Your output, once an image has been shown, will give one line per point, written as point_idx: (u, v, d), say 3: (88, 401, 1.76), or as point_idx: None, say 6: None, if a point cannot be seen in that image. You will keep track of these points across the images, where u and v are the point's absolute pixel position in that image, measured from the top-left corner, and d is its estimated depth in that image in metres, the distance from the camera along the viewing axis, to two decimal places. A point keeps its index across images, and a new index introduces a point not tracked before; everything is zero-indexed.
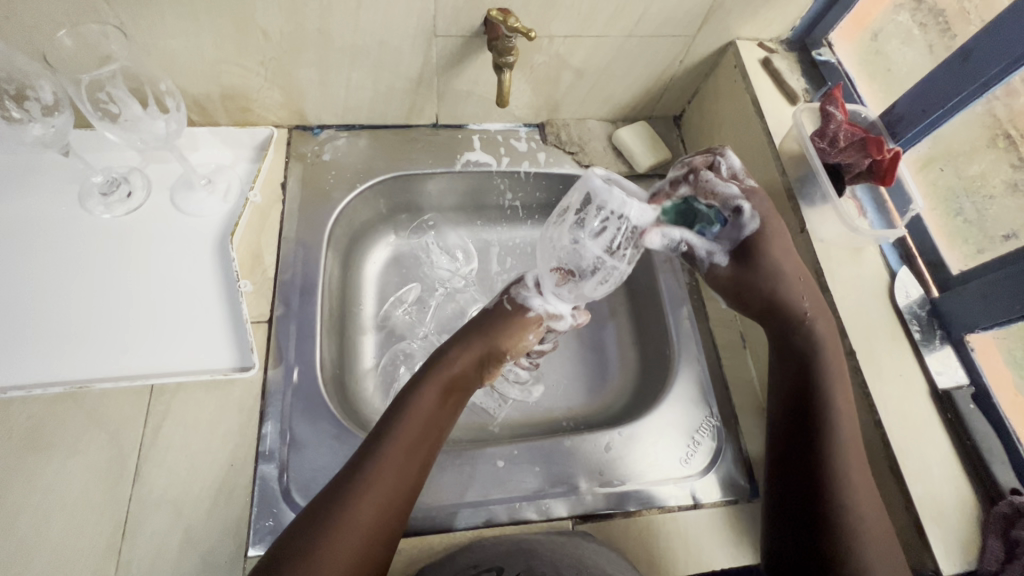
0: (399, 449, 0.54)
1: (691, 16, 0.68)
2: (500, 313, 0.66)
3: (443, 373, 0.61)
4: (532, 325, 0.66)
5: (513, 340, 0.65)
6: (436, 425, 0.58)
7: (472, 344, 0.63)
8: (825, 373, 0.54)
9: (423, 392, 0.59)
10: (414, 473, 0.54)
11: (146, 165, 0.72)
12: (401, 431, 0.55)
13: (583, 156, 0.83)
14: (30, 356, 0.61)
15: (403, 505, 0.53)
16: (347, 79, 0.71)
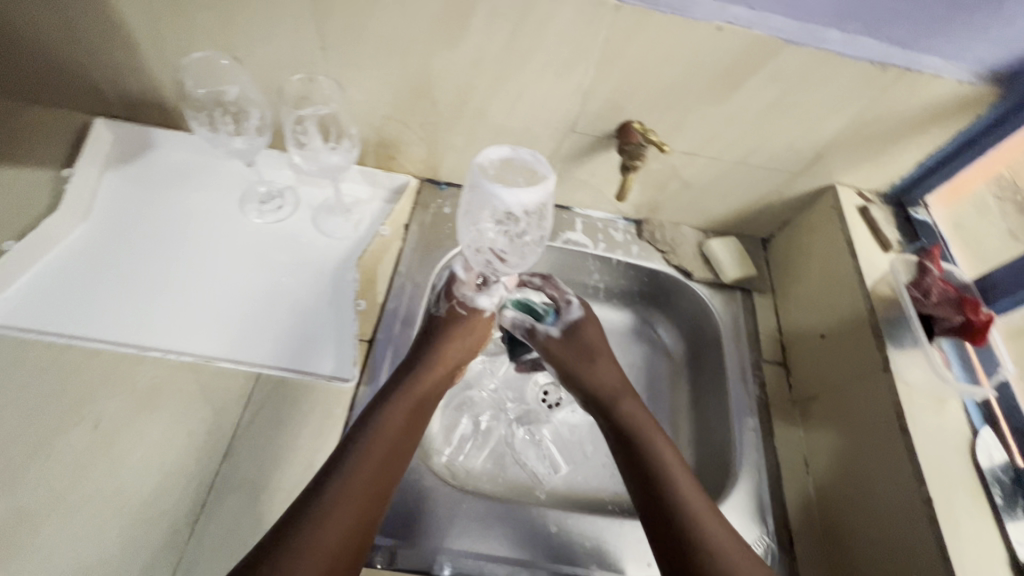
0: (371, 468, 0.55)
1: (798, 156, 0.76)
2: (451, 317, 0.69)
3: (422, 390, 0.63)
4: (485, 326, 0.70)
5: (474, 341, 0.69)
6: (402, 441, 0.58)
7: (447, 355, 0.66)
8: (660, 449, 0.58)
9: (395, 403, 0.60)
10: (378, 493, 0.54)
11: (299, 185, 0.84)
12: (366, 452, 0.55)
13: (673, 257, 0.89)
14: (171, 323, 0.69)
15: (368, 522, 0.53)
16: (485, 150, 0.82)
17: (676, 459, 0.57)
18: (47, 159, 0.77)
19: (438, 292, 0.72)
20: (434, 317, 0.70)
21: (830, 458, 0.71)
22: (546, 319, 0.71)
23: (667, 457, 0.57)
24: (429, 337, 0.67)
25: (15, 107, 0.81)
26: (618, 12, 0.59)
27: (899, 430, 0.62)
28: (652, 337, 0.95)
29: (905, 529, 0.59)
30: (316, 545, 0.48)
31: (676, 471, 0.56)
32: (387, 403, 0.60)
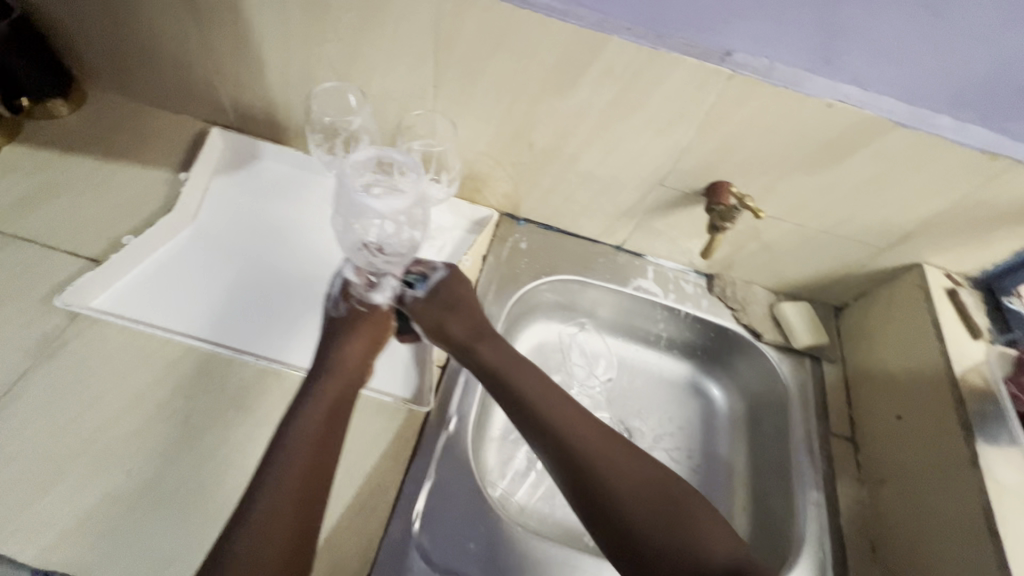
0: (295, 489, 0.53)
1: (886, 232, 0.76)
2: (348, 317, 0.70)
3: (328, 396, 0.61)
4: (386, 318, 0.71)
5: (376, 336, 0.69)
6: (323, 446, 0.57)
7: (348, 360, 0.65)
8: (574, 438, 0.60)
9: (313, 407, 0.60)
10: (317, 480, 0.55)
11: (388, 207, 0.87)
12: (292, 454, 0.55)
13: (742, 315, 0.89)
14: (263, 329, 0.72)
15: (307, 516, 0.53)
16: (569, 193, 0.84)
17: (589, 437, 0.60)
18: (169, 163, 0.84)
19: (332, 296, 0.72)
20: (334, 318, 0.70)
21: (905, 547, 0.68)
22: (418, 286, 0.74)
23: (582, 437, 0.60)
24: (325, 341, 0.67)
25: (145, 112, 0.88)
26: (729, 81, 0.61)
27: (988, 532, 0.59)
28: (711, 393, 0.94)
29: None
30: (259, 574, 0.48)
31: (596, 448, 0.59)
32: (302, 414, 0.59)
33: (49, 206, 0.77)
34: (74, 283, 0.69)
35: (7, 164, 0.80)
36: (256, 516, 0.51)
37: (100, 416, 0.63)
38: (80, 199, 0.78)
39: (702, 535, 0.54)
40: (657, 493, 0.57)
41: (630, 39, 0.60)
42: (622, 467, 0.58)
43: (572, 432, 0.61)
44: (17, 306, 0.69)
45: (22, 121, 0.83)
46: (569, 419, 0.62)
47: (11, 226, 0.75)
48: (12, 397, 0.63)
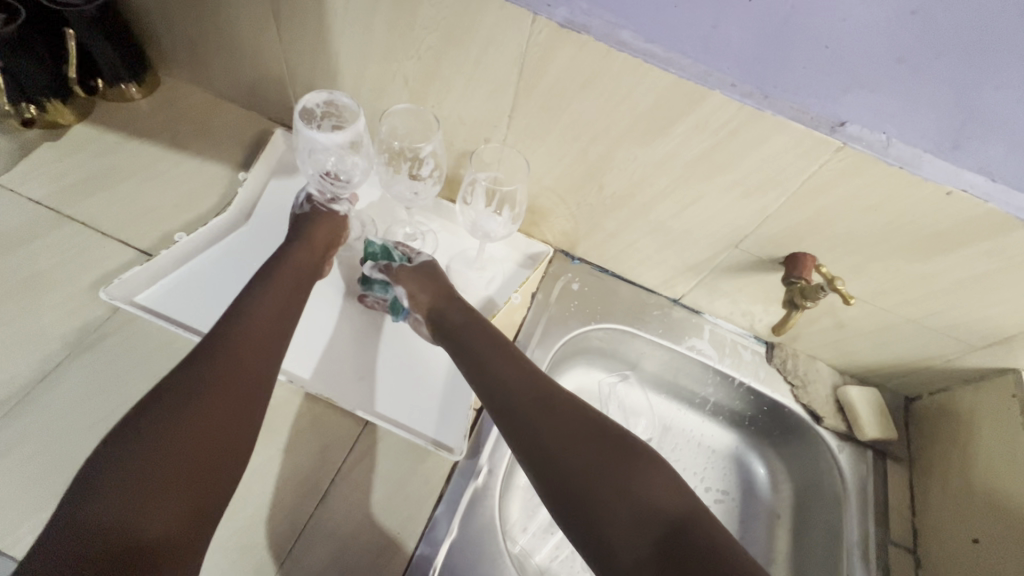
0: (228, 364, 0.51)
1: (983, 331, 0.68)
2: (310, 213, 0.72)
3: (282, 286, 0.61)
4: (341, 224, 0.74)
5: (330, 235, 0.72)
6: (272, 332, 0.56)
7: (315, 239, 0.70)
8: (538, 416, 0.54)
9: (270, 285, 0.61)
10: (270, 343, 0.56)
11: (441, 231, 0.84)
12: (248, 318, 0.56)
13: (803, 393, 0.82)
14: (301, 347, 0.70)
15: (263, 366, 0.53)
16: (632, 240, 0.79)
17: (547, 408, 0.55)
18: (229, 159, 0.83)
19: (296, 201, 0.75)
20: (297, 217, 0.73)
21: None
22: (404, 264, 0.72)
23: (523, 388, 0.58)
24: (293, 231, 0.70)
25: (214, 105, 0.88)
26: (837, 154, 0.55)
27: None
28: (756, 470, 0.87)
29: None
30: (186, 415, 0.45)
31: (561, 422, 0.54)
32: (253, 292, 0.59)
33: (109, 190, 0.77)
34: (121, 275, 0.68)
35: (75, 143, 0.80)
36: (184, 379, 0.49)
37: None
38: (137, 186, 0.78)
39: (641, 488, 0.48)
40: (628, 469, 0.49)
41: (736, 96, 0.54)
42: (571, 423, 0.53)
43: (535, 408, 0.55)
44: (65, 292, 0.68)
45: (95, 100, 0.84)
46: (519, 384, 0.58)
47: (71, 207, 0.75)
48: (45, 387, 0.62)
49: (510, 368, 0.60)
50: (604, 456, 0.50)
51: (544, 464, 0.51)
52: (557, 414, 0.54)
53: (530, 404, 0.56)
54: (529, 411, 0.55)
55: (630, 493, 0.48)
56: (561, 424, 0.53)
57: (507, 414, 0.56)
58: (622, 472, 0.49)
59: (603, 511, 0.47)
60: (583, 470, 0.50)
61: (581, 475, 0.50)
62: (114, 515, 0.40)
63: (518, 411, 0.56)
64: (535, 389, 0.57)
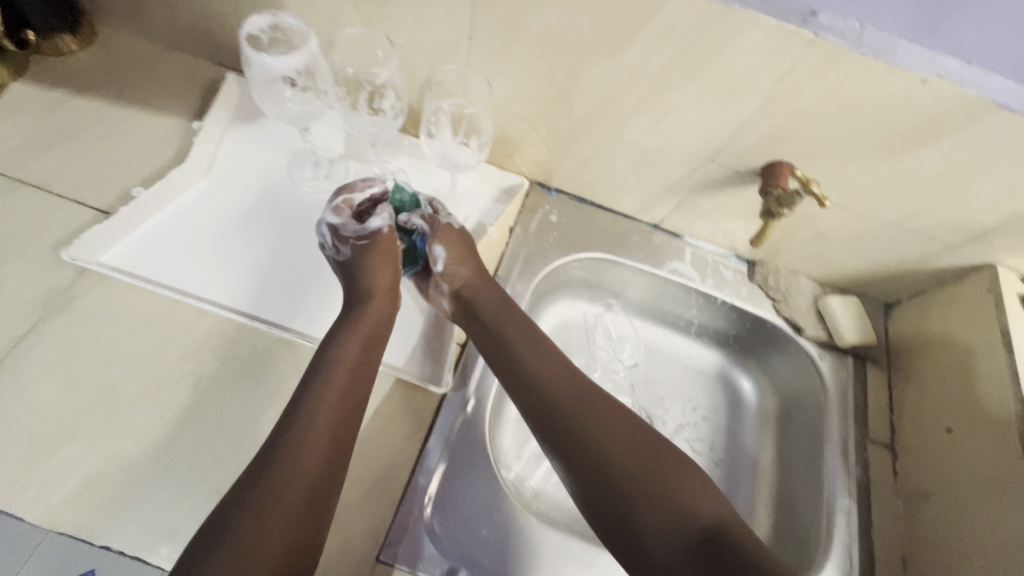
0: (305, 441, 0.52)
1: (960, 228, 0.68)
2: (359, 253, 0.67)
3: (354, 343, 0.60)
4: (390, 243, 0.69)
5: (395, 267, 0.68)
6: (353, 388, 0.57)
7: (379, 285, 0.66)
8: (579, 423, 0.57)
9: (344, 352, 0.59)
10: (350, 404, 0.56)
11: (412, 170, 0.82)
12: (328, 379, 0.56)
13: (784, 306, 0.82)
14: (276, 296, 0.69)
15: (344, 430, 0.55)
16: (609, 164, 0.77)
17: (589, 417, 0.58)
18: (182, 109, 0.79)
19: (330, 245, 0.68)
20: (343, 262, 0.68)
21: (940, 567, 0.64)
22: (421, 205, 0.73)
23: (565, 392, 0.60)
24: (355, 285, 0.66)
25: (159, 53, 0.82)
26: (809, 47, 0.53)
27: None
28: (741, 385, 0.89)
29: None
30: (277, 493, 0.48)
31: (600, 432, 0.57)
32: (329, 350, 0.59)
33: (58, 150, 0.73)
34: (81, 236, 0.65)
35: (13, 104, 0.76)
36: (275, 449, 0.51)
37: (109, 378, 0.61)
38: (87, 144, 0.74)
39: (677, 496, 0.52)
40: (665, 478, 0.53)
41: None
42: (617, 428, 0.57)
43: (578, 415, 0.58)
44: (26, 257, 0.66)
45: (29, 56, 0.78)
46: (561, 392, 0.60)
47: (19, 170, 0.71)
48: (18, 353, 0.61)
49: (550, 374, 0.62)
50: (643, 467, 0.54)
51: (585, 471, 0.55)
52: (599, 423, 0.57)
53: (571, 411, 0.59)
54: (572, 420, 0.58)
55: (666, 502, 0.51)
56: (602, 433, 0.56)
57: (551, 420, 0.59)
58: (657, 482, 0.52)
59: (641, 518, 0.51)
60: (623, 478, 0.53)
61: (620, 482, 0.53)
62: None
63: (561, 418, 0.59)
64: (578, 397, 0.60)
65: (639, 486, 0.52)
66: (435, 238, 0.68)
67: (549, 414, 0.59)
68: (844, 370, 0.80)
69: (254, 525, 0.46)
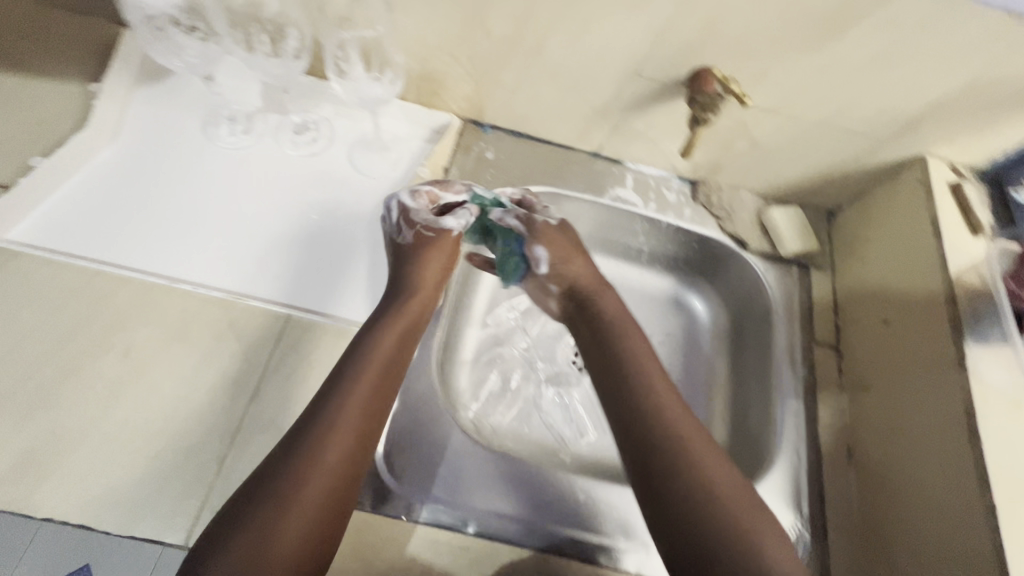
0: (333, 443, 0.48)
1: (888, 120, 0.68)
2: (419, 242, 0.67)
3: (387, 343, 0.57)
4: (453, 244, 0.69)
5: (445, 261, 0.67)
6: (381, 393, 0.54)
7: (421, 283, 0.64)
8: (660, 415, 0.52)
9: (374, 353, 0.55)
10: (379, 408, 0.53)
11: (336, 117, 0.78)
12: (359, 377, 0.53)
13: (728, 223, 0.82)
14: (197, 255, 0.66)
15: (369, 436, 0.52)
16: (537, 91, 0.74)
17: (676, 419, 0.52)
18: (78, 73, 0.73)
19: (393, 222, 0.68)
20: (400, 246, 0.67)
21: (880, 451, 0.66)
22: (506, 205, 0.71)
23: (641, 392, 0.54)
24: (401, 274, 0.64)
25: (46, 15, 0.76)
26: None
27: (967, 434, 0.56)
28: (693, 305, 0.88)
29: (957, 534, 0.55)
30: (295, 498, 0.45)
31: (692, 437, 0.50)
32: (360, 348, 0.56)
33: None
34: None
35: None
36: (294, 446, 0.48)
37: (33, 356, 0.59)
38: None
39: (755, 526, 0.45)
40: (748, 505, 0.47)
41: None
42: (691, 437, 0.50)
43: (662, 408, 0.53)
44: None
45: None
46: (652, 387, 0.55)
47: None
48: None
49: (648, 368, 0.57)
50: (732, 491, 0.47)
51: (655, 466, 0.49)
52: (687, 427, 0.51)
53: (652, 403, 0.53)
54: (651, 413, 0.52)
55: (745, 533, 0.44)
56: (691, 437, 0.50)
57: (623, 405, 0.54)
58: (737, 508, 0.46)
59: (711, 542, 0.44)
60: (699, 490, 0.47)
61: (695, 494, 0.46)
62: None
63: (639, 405, 0.53)
64: (670, 396, 0.54)
65: (717, 502, 0.46)
66: (537, 241, 0.66)
67: (622, 396, 0.55)
68: (787, 278, 0.81)
69: (267, 529, 0.43)
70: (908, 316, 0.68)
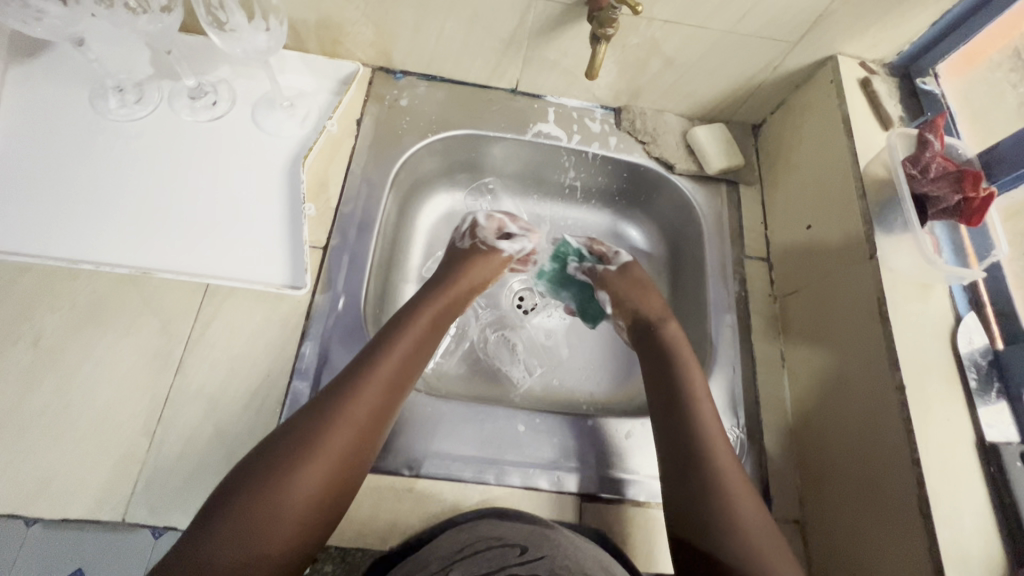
0: (363, 395, 0.53)
1: (793, 21, 0.66)
2: (474, 249, 0.74)
3: (422, 324, 0.62)
4: (501, 263, 0.76)
5: (487, 274, 0.74)
6: (411, 362, 0.59)
7: (462, 284, 0.70)
8: (689, 392, 0.61)
9: (405, 330, 0.60)
10: (406, 374, 0.58)
11: (236, 77, 0.74)
12: (391, 346, 0.58)
13: (654, 147, 0.81)
14: (97, 234, 0.63)
15: (396, 396, 0.56)
16: (440, 28, 0.71)
17: (701, 399, 0.61)
18: None
19: (461, 230, 0.77)
20: (457, 249, 0.75)
21: (807, 349, 0.68)
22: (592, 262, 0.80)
23: (679, 370, 0.63)
24: (447, 275, 0.70)
25: None
26: None
27: (879, 318, 0.58)
28: (629, 236, 0.89)
29: (873, 415, 0.57)
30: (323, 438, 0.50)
31: (703, 410, 0.60)
32: (395, 324, 0.61)
33: None
34: None
35: None
36: (333, 394, 0.53)
37: None
38: None
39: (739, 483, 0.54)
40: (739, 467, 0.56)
41: None
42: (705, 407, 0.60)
43: (689, 387, 0.61)
44: None
45: None
46: (686, 370, 0.63)
47: None
48: None
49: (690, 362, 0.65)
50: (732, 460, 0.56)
51: (670, 428, 0.59)
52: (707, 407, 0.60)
53: (689, 384, 0.62)
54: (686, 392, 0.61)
55: (730, 486, 0.54)
56: (704, 411, 0.60)
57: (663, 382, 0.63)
58: (733, 473, 0.55)
59: (702, 487, 0.54)
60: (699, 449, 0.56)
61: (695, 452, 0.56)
62: (250, 514, 0.45)
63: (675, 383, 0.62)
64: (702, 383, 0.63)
65: (711, 459, 0.56)
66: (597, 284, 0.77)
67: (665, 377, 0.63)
68: (716, 196, 0.81)
69: (296, 461, 0.48)
70: (829, 213, 0.67)
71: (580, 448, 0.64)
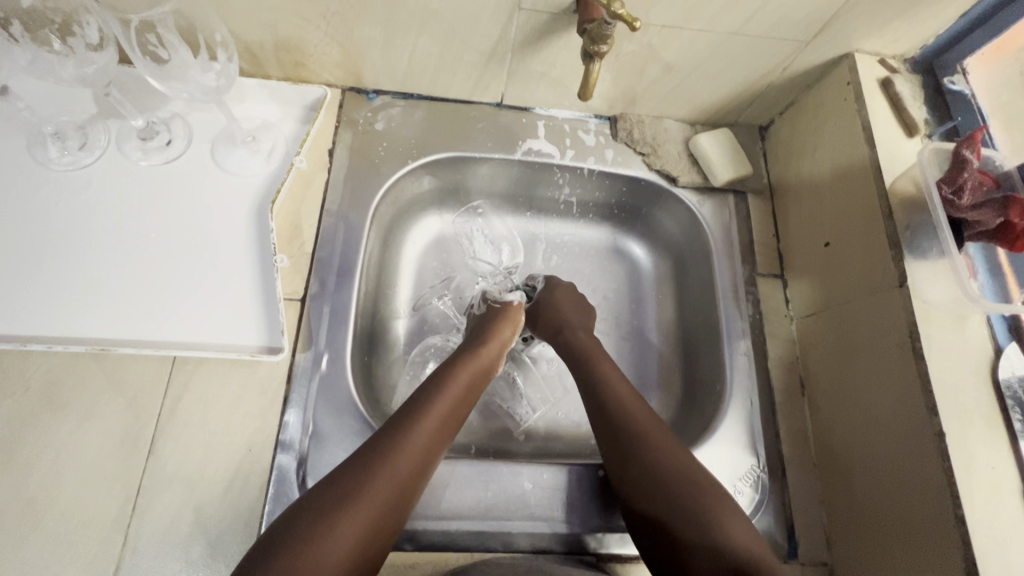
0: (405, 450, 0.49)
1: (806, 20, 0.59)
2: (489, 313, 0.69)
3: (463, 375, 0.58)
4: (517, 314, 0.69)
5: (514, 329, 0.68)
6: (452, 417, 0.55)
7: (498, 337, 0.65)
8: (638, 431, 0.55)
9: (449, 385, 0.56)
10: (447, 431, 0.54)
11: (189, 112, 0.67)
12: (433, 398, 0.54)
13: (654, 159, 0.75)
14: (48, 306, 0.57)
15: (437, 454, 0.52)
16: (413, 45, 0.64)
17: (657, 436, 0.54)
18: None
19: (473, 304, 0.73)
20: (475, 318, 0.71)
21: (830, 376, 0.63)
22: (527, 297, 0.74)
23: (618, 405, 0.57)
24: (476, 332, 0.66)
25: None
26: None
27: (912, 354, 0.53)
28: (632, 252, 0.82)
29: (908, 459, 0.53)
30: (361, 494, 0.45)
31: (660, 447, 0.53)
32: (435, 377, 0.57)
33: None
34: None
35: None
36: (373, 446, 0.49)
37: None
38: None
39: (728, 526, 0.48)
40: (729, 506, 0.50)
41: None
42: (648, 424, 0.56)
43: (638, 425, 0.55)
44: None
45: None
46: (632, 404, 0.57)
47: None
48: None
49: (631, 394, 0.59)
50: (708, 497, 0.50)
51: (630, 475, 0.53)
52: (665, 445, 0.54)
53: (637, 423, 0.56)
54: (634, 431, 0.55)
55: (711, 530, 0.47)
56: (660, 451, 0.53)
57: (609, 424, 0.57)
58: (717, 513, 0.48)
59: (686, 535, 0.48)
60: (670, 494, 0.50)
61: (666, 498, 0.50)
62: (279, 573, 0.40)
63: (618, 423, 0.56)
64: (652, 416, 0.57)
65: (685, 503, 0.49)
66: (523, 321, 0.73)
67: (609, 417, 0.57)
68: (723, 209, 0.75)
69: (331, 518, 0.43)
70: (849, 230, 0.62)
71: (594, 506, 0.60)
